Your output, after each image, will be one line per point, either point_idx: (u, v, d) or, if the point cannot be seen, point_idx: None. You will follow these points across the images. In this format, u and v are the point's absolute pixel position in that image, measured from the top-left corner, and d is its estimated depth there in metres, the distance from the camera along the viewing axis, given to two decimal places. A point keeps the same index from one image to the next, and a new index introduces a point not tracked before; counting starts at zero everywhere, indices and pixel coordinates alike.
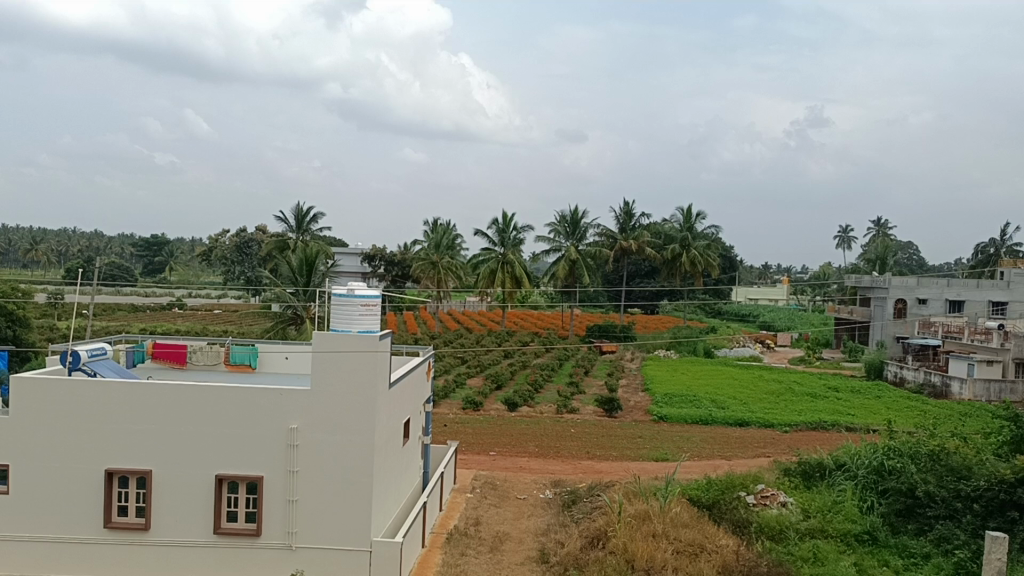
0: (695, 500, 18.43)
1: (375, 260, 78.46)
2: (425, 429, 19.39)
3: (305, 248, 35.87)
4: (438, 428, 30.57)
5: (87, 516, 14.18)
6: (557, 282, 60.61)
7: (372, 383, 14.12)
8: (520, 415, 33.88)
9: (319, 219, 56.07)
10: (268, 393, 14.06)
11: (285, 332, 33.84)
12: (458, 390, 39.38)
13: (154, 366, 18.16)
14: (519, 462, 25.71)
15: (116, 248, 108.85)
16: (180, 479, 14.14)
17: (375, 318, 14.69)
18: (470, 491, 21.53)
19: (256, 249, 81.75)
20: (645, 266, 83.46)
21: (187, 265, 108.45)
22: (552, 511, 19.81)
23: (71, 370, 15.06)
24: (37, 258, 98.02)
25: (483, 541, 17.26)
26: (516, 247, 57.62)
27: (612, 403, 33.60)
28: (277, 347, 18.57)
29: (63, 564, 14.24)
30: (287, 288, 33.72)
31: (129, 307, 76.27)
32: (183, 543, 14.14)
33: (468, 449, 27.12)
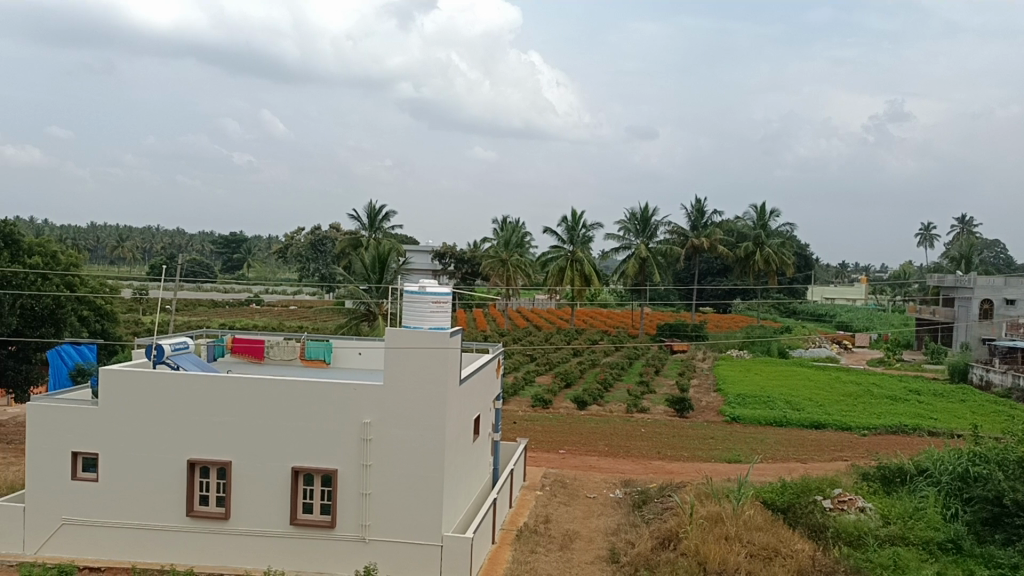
0: (769, 503, 18.14)
1: (445, 257, 79.11)
2: (494, 426, 19.47)
3: (377, 246, 36.43)
4: (508, 424, 30.74)
5: (171, 504, 14.65)
6: (627, 281, 60.14)
7: (444, 379, 14.22)
8: (590, 413, 33.75)
9: (391, 217, 56.93)
10: (343, 388, 14.32)
11: (358, 327, 34.34)
12: (527, 387, 39.45)
13: (234, 359, 18.92)
14: (589, 460, 25.59)
15: (198, 246, 112.49)
16: (257, 470, 14.51)
17: (446, 315, 14.83)
18: (540, 489, 21.56)
19: (330, 247, 83.44)
20: (717, 264, 82.39)
21: (263, 263, 111.36)
22: (622, 510, 19.69)
23: (156, 363, 15.53)
24: (124, 255, 101.96)
25: (552, 539, 17.28)
26: (585, 245, 57.43)
27: (684, 403, 33.22)
28: (350, 343, 18.80)
29: (147, 551, 14.76)
30: (360, 285, 34.31)
31: (209, 303, 78.66)
32: (260, 532, 14.51)
33: (537, 447, 27.19)
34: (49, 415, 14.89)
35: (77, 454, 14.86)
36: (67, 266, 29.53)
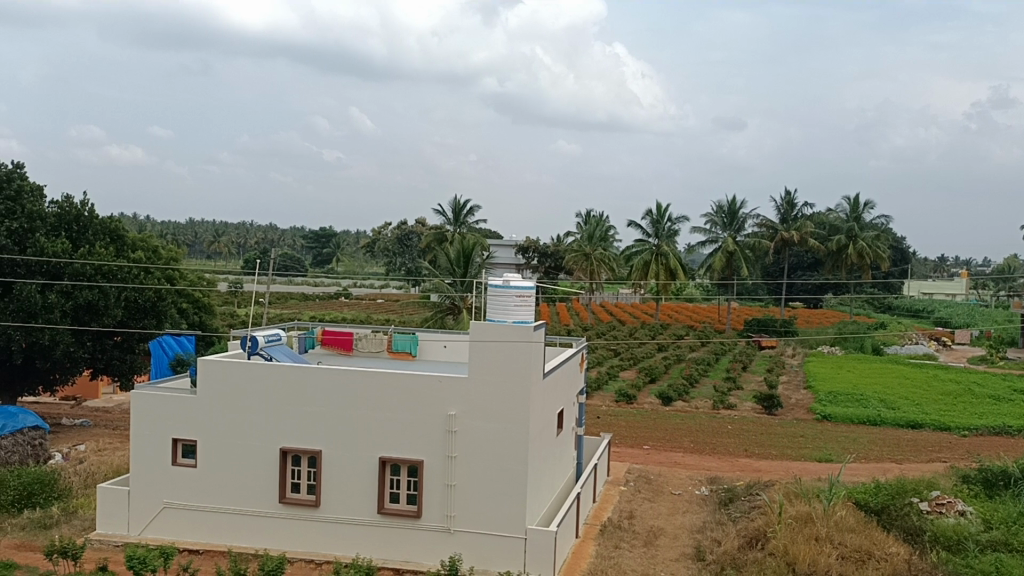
0: (862, 504, 17.59)
1: (529, 251, 79.24)
2: (578, 420, 19.43)
3: (462, 241, 36.74)
4: (591, 419, 30.66)
5: (265, 492, 15.16)
6: (714, 275, 59.14)
7: (528, 373, 14.24)
8: (676, 409, 33.32)
9: (475, 212, 57.46)
10: (429, 381, 14.51)
11: (443, 321, 34.71)
12: (611, 382, 39.27)
13: (324, 351, 19.28)
14: (674, 457, 25.31)
15: (290, 240, 115.63)
16: (347, 460, 14.86)
17: (530, 309, 14.87)
18: (624, 484, 21.43)
19: (416, 241, 84.57)
20: (808, 258, 80.30)
21: (352, 257, 113.73)
22: (708, 508, 19.42)
23: (250, 355, 16.04)
24: (220, 250, 105.69)
25: (637, 534, 17.18)
26: (671, 239, 56.75)
27: (772, 401, 32.57)
28: (436, 336, 19.18)
29: (241, 535, 15.30)
30: (445, 279, 34.69)
31: (300, 296, 80.86)
32: (349, 520, 14.87)
33: (622, 442, 27.02)
34: (152, 402, 15.58)
35: (177, 440, 15.50)
36: (167, 261, 30.85)
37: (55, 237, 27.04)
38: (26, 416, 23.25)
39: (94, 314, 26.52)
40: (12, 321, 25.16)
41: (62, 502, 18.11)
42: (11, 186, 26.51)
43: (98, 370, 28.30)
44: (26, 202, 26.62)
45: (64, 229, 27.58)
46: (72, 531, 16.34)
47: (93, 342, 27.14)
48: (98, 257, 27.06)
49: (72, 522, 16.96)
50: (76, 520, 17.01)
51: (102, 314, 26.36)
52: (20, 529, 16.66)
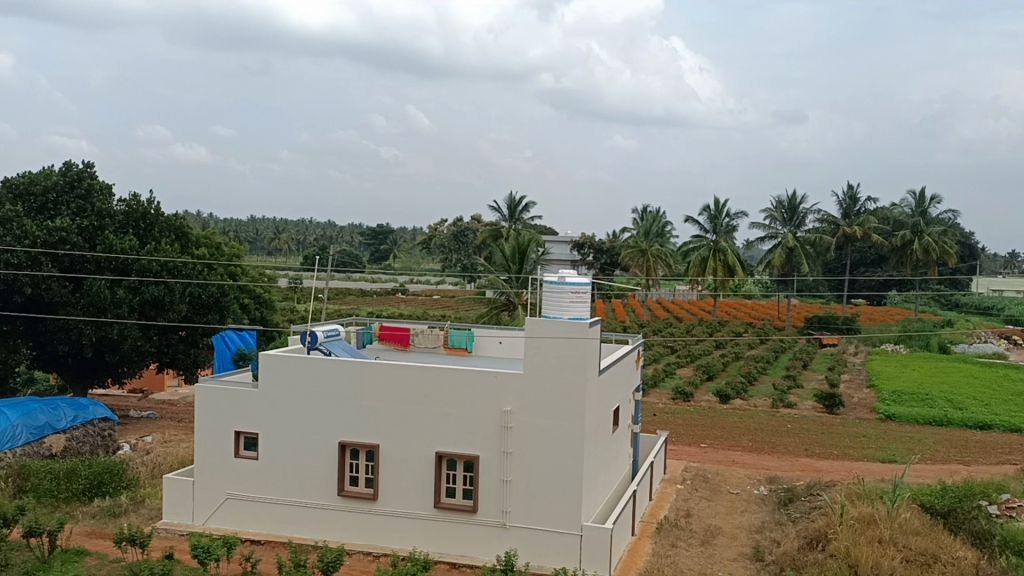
0: (927, 506, 17.12)
1: (584, 248, 79.05)
2: (634, 418, 19.29)
3: (518, 237, 36.77)
4: (647, 416, 30.43)
5: (324, 485, 15.40)
6: (773, 271, 58.20)
7: (583, 369, 14.19)
8: (734, 408, 32.89)
9: (531, 208, 57.46)
10: (485, 376, 14.56)
11: (499, 317, 34.73)
12: (668, 379, 38.93)
13: (382, 347, 19.51)
14: (732, 455, 24.98)
15: (348, 236, 117.01)
16: (403, 453, 15.01)
17: (585, 305, 14.82)
18: (681, 482, 21.24)
19: (472, 238, 84.91)
20: (871, 254, 78.49)
21: (409, 253, 114.79)
22: (767, 508, 19.11)
23: (310, 349, 16.29)
24: (280, 247, 107.71)
25: (694, 534, 17.00)
26: (729, 235, 56.02)
27: (833, 400, 31.94)
28: (491, 332, 19.22)
29: (301, 526, 15.58)
30: (500, 275, 34.74)
31: (358, 292, 81.88)
32: (406, 514, 15.02)
33: (679, 440, 26.77)
34: (215, 396, 15.94)
35: (239, 433, 15.85)
36: (230, 257, 31.57)
37: (123, 234, 27.78)
38: (96, 407, 23.97)
39: (160, 309, 27.32)
40: (83, 315, 25.70)
41: (130, 491, 18.69)
42: (81, 185, 27.46)
43: (164, 364, 29.05)
44: (95, 200, 27.48)
45: (133, 227, 28.27)
46: (140, 520, 16.83)
47: (160, 336, 27.91)
48: (163, 253, 27.72)
49: (140, 511, 17.49)
50: (143, 509, 17.53)
51: (167, 310, 27.15)
52: (91, 517, 17.23)
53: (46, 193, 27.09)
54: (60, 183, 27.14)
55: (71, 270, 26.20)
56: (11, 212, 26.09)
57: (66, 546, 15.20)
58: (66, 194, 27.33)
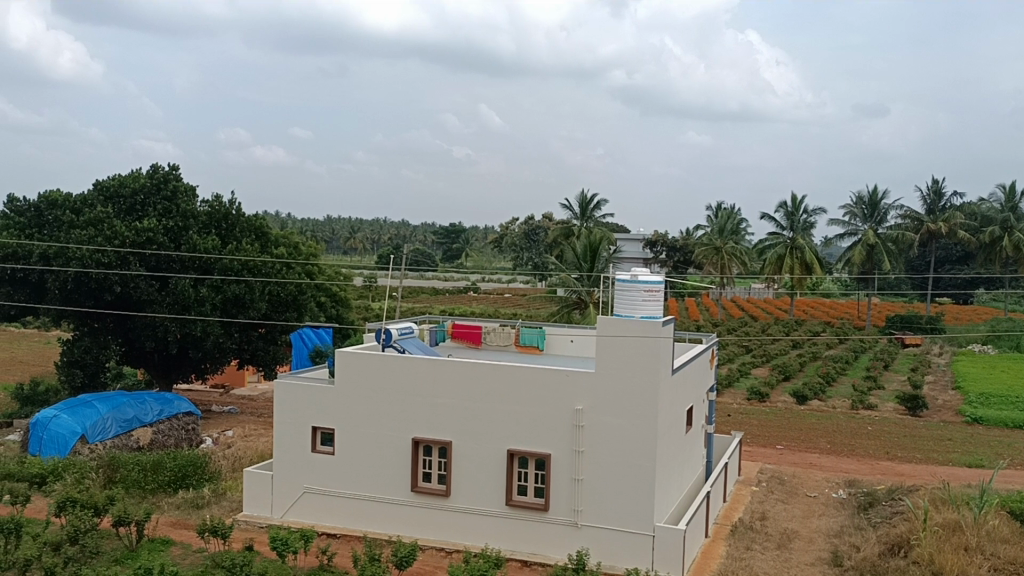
0: (1017, 513, 16.44)
1: (656, 246, 78.38)
2: (708, 418, 19.04)
3: (589, 235, 36.65)
4: (722, 417, 29.95)
5: (398, 480, 15.63)
6: (853, 269, 56.63)
7: (655, 369, 14.06)
8: (811, 409, 32.11)
9: (602, 206, 57.19)
10: (558, 375, 14.55)
11: (570, 315, 34.64)
12: (742, 380, 38.23)
13: (454, 345, 19.68)
14: (810, 458, 24.40)
15: (421, 236, 118.22)
16: (476, 451, 15.12)
17: (658, 304, 14.69)
18: (756, 484, 20.87)
19: (543, 236, 84.94)
20: (957, 251, 75.74)
21: (480, 252, 115.39)
22: (845, 512, 18.62)
23: (384, 347, 16.51)
24: (355, 246, 109.66)
25: (769, 537, 16.67)
26: (806, 231, 54.73)
27: (917, 401, 30.90)
28: (562, 330, 19.16)
29: (374, 520, 15.85)
30: (572, 274, 34.63)
31: (430, 291, 82.71)
32: (479, 510, 15.12)
33: (754, 442, 26.30)
34: (294, 393, 16.33)
35: (316, 429, 16.21)
36: (307, 256, 32.31)
37: (206, 234, 28.60)
38: (181, 402, 24.76)
39: (241, 307, 28.05)
40: (169, 313, 26.64)
41: (213, 484, 19.26)
42: (167, 186, 28.49)
43: (244, 360, 29.80)
44: (180, 202, 28.40)
45: (215, 227, 29.14)
46: (222, 512, 17.34)
47: (241, 333, 28.67)
48: (245, 253, 28.45)
49: (221, 503, 18.04)
50: (225, 502, 18.07)
51: (248, 307, 27.88)
52: (176, 508, 17.82)
53: (135, 195, 28.21)
54: (148, 185, 28.25)
55: (158, 269, 27.06)
56: (102, 214, 27.16)
57: (152, 536, 15.76)
58: (153, 196, 28.37)
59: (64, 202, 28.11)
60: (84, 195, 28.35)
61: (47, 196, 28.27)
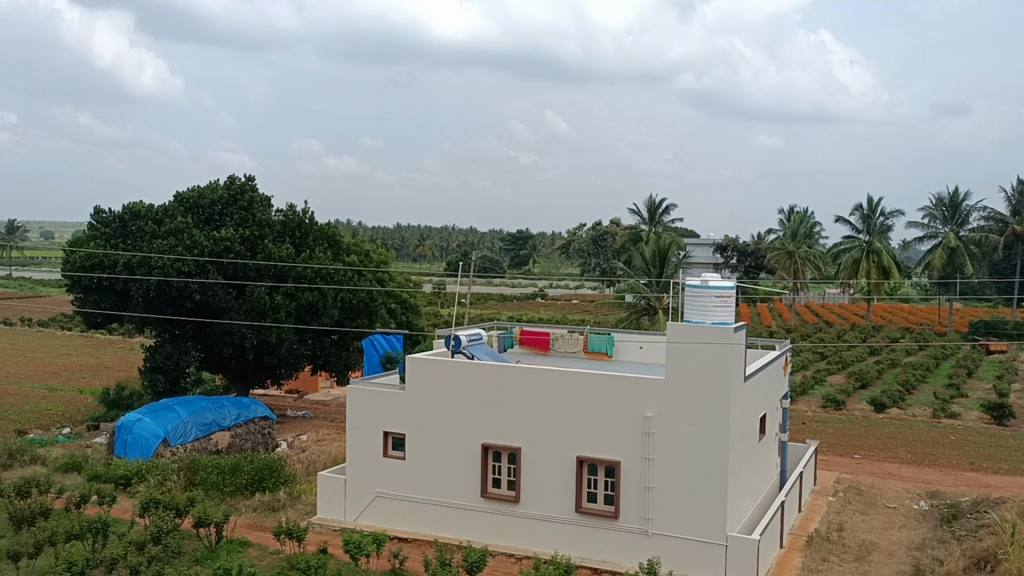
0: None
1: (727, 251, 77.29)
2: (782, 426, 18.64)
3: (658, 240, 36.38)
4: (796, 425, 29.31)
5: (468, 485, 15.72)
6: (933, 273, 54.88)
7: (727, 376, 13.84)
8: (890, 417, 31.17)
9: (671, 211, 56.61)
10: (626, 382, 14.46)
11: (640, 322, 34.37)
12: (817, 387, 37.37)
13: (523, 350, 19.67)
14: (889, 467, 23.70)
15: (489, 243, 118.91)
16: (545, 457, 15.11)
17: (730, 310, 14.45)
18: (832, 494, 20.35)
19: (611, 242, 84.51)
20: None
21: (548, 258, 115.48)
22: (928, 524, 17.99)
23: (454, 353, 16.65)
24: (424, 253, 111.14)
25: (847, 548, 16.21)
26: (883, 235, 53.36)
27: (1003, 410, 29.76)
28: (632, 336, 19.02)
29: (446, 524, 15.96)
30: (640, 280, 34.43)
31: (498, 297, 83.08)
32: (548, 517, 15.10)
33: (829, 450, 25.66)
34: (365, 397, 16.56)
35: (388, 433, 16.42)
36: (378, 264, 32.77)
37: (281, 243, 29.28)
38: (257, 406, 25.41)
39: (314, 314, 28.67)
40: (246, 320, 27.42)
41: (288, 487, 19.68)
42: (243, 197, 29.24)
43: (318, 366, 30.39)
44: (256, 211, 29.12)
45: (289, 236, 29.80)
46: (297, 515, 17.70)
47: (314, 340, 29.23)
48: (317, 261, 29.11)
49: (296, 506, 18.42)
50: (301, 505, 18.45)
51: (321, 314, 28.46)
52: (253, 510, 18.27)
53: (213, 206, 29.10)
54: (225, 197, 29.07)
55: (235, 276, 27.84)
56: (182, 224, 28.06)
57: (231, 537, 16.18)
58: (230, 207, 29.20)
59: (147, 214, 29.10)
60: (166, 206, 29.36)
61: (130, 207, 29.34)
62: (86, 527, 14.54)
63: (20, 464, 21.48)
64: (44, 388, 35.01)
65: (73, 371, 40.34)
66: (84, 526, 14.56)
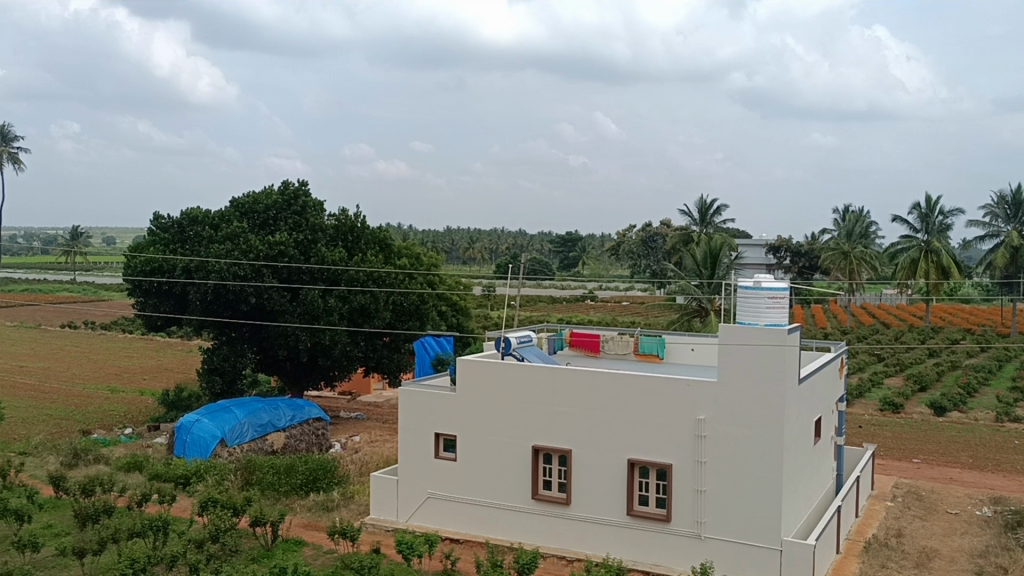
0: None
1: (780, 251, 76.23)
2: (838, 429, 18.30)
3: (709, 241, 36.02)
4: (852, 429, 28.75)
5: (519, 487, 15.75)
6: (995, 273, 53.39)
7: (781, 378, 13.64)
8: (950, 420, 30.42)
9: (723, 211, 55.94)
10: (678, 384, 14.34)
11: (691, 324, 34.09)
12: (875, 390, 36.63)
13: (573, 353, 19.67)
14: (949, 472, 23.10)
15: (538, 245, 118.91)
16: (595, 459, 15.06)
17: (784, 311, 14.23)
18: (891, 499, 19.91)
19: (661, 243, 83.89)
20: None
21: (597, 260, 115.04)
22: (991, 531, 17.50)
23: (504, 355, 16.69)
24: (473, 255, 111.61)
25: (907, 555, 15.85)
26: (942, 234, 52.08)
27: None
28: (683, 338, 18.84)
29: (496, 526, 16.01)
30: (692, 281, 34.13)
31: (548, 299, 83.01)
32: (600, 520, 15.04)
33: (887, 455, 25.11)
34: (417, 399, 16.70)
35: (439, 435, 16.53)
36: (429, 267, 33.02)
37: (333, 246, 29.69)
38: (311, 408, 25.77)
39: (366, 317, 28.93)
40: (299, 323, 27.83)
41: (342, 487, 19.94)
42: (297, 202, 29.74)
43: (370, 368, 30.70)
44: (309, 216, 29.57)
45: (341, 240, 30.17)
46: (351, 515, 17.92)
47: (366, 342, 29.58)
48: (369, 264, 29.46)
49: (349, 506, 18.64)
50: (354, 505, 18.65)
51: (373, 317, 28.71)
52: (308, 509, 18.53)
53: (267, 211, 29.62)
54: (279, 202, 29.60)
55: (289, 280, 28.31)
56: (238, 229, 28.63)
57: (287, 536, 16.43)
58: (284, 212, 29.69)
59: (204, 219, 29.72)
60: (222, 211, 29.95)
61: (188, 213, 30.02)
62: (147, 525, 14.89)
63: (84, 463, 22.08)
64: (106, 390, 35.98)
65: (134, 372, 41.38)
66: (145, 524, 14.91)
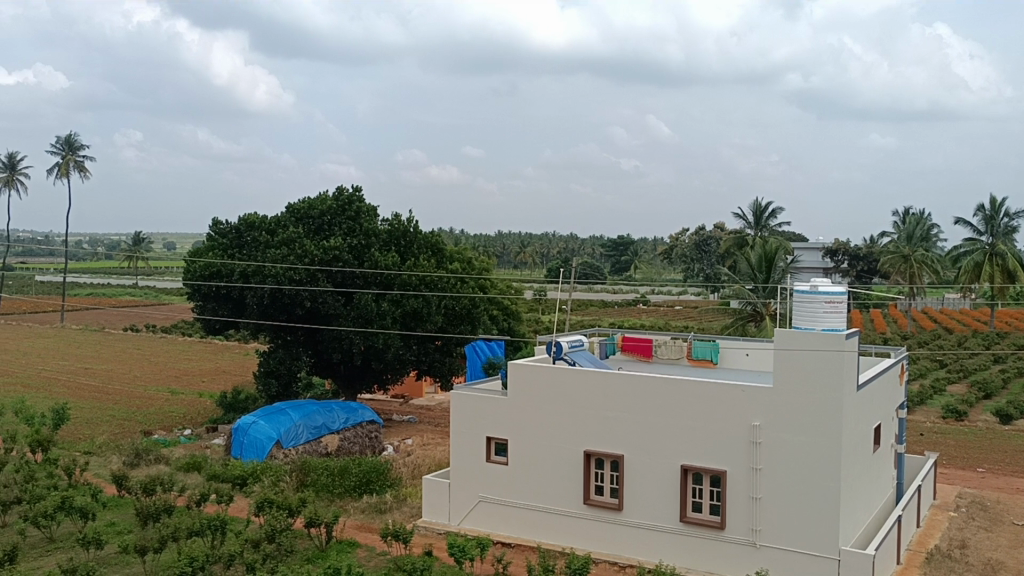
0: None
1: (838, 255, 74.86)
2: (898, 436, 17.87)
3: (764, 245, 35.49)
4: (913, 436, 28.02)
5: (570, 491, 15.70)
6: None
7: (838, 385, 13.38)
8: (1016, 429, 29.45)
9: (777, 214, 55.12)
10: (731, 390, 14.16)
11: (745, 328, 33.67)
12: (936, 397, 35.68)
13: (625, 358, 19.57)
14: (1016, 482, 22.36)
15: (589, 249, 118.51)
16: (647, 464, 14.94)
17: (841, 316, 13.95)
18: (954, 509, 19.35)
19: (715, 246, 82.90)
20: None
21: (650, 264, 114.18)
22: None
23: (556, 359, 16.67)
24: (525, 259, 111.62)
25: (971, 566, 15.39)
26: (1008, 237, 50.50)
27: None
28: (737, 343, 18.58)
29: (547, 530, 15.98)
30: (746, 285, 33.74)
31: (600, 303, 82.62)
32: (653, 526, 14.90)
33: (950, 463, 24.42)
34: (469, 403, 16.77)
35: (490, 438, 16.57)
36: (481, 271, 33.18)
37: (387, 250, 30.02)
38: (365, 411, 26.07)
39: (419, 320, 29.16)
40: (353, 326, 28.21)
41: (394, 490, 20.11)
42: (351, 208, 30.18)
43: (422, 372, 30.93)
44: (363, 221, 29.97)
45: (395, 244, 30.48)
46: (403, 517, 18.07)
47: (419, 345, 29.84)
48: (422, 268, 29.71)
49: (402, 509, 18.79)
50: (406, 508, 18.81)
51: (425, 320, 28.95)
52: (361, 511, 18.74)
53: (322, 216, 30.10)
54: (334, 207, 30.06)
55: (343, 284, 28.72)
56: (294, 234, 29.13)
57: (340, 537, 16.64)
58: (339, 217, 30.14)
59: (260, 224, 30.28)
60: (278, 217, 30.52)
61: (245, 219, 30.61)
62: (205, 525, 15.20)
63: (146, 462, 22.65)
64: (167, 391, 36.88)
65: (193, 375, 42.32)
66: (203, 523, 15.24)
